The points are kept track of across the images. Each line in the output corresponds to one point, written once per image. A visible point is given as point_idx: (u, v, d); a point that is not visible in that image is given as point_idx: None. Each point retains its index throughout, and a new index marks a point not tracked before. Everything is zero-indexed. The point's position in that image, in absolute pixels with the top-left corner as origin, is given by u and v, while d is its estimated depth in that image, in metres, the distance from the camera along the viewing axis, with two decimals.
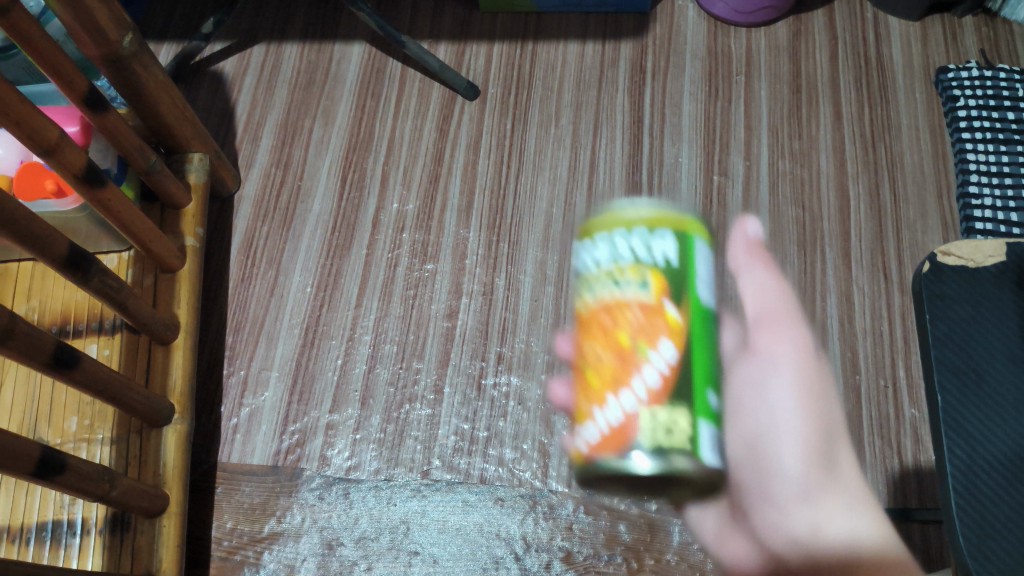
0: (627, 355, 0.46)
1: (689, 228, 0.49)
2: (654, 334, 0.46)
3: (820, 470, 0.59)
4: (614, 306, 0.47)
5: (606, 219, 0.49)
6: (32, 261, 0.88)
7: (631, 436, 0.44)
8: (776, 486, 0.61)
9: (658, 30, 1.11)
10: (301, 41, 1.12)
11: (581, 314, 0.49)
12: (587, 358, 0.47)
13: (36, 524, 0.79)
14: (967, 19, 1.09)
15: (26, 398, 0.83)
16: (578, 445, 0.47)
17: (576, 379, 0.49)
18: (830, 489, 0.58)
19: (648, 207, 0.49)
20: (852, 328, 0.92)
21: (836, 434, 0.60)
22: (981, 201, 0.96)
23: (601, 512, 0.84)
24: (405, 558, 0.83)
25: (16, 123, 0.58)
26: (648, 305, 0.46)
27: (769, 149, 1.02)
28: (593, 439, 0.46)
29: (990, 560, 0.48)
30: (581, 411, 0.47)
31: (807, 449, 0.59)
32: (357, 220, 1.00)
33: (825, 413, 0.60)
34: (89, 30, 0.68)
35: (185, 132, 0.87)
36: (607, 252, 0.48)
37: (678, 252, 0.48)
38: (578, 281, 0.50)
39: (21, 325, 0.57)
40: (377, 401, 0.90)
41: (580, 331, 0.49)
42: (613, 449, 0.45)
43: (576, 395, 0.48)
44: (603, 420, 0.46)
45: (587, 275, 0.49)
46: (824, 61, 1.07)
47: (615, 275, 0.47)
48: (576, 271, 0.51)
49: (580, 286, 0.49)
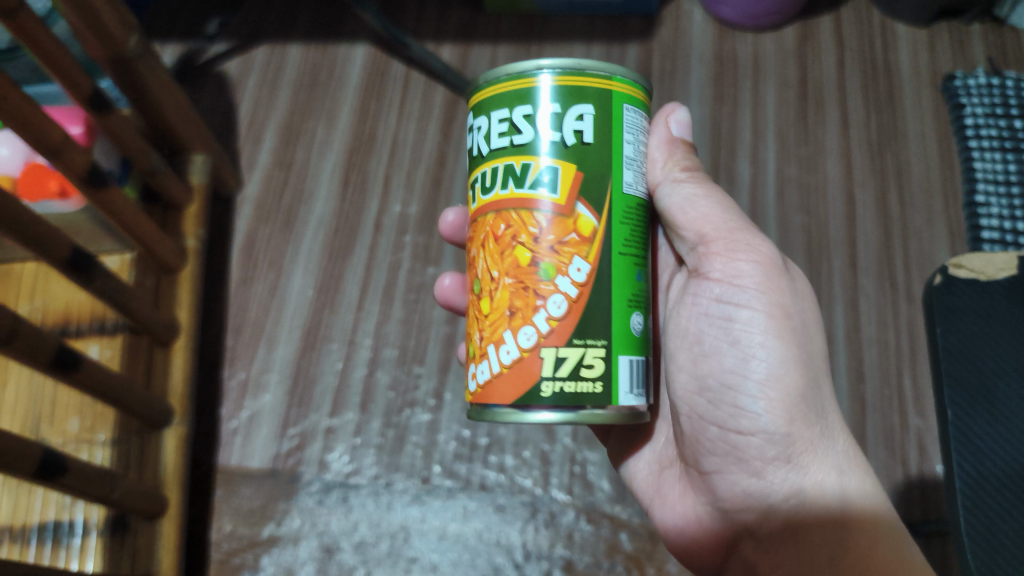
0: (528, 273, 0.51)
1: (613, 94, 0.52)
2: (562, 253, 0.51)
3: (802, 418, 0.57)
4: (514, 218, 0.52)
5: (513, 81, 0.52)
6: (36, 261, 0.87)
7: (526, 366, 0.51)
8: (753, 447, 0.58)
9: (664, 34, 1.10)
10: (305, 42, 1.11)
11: (480, 223, 0.55)
12: (481, 276, 0.54)
13: (37, 526, 0.77)
14: (975, 26, 1.09)
15: (29, 399, 0.81)
16: (470, 363, 0.55)
17: (473, 292, 0.55)
18: (810, 446, 0.57)
19: (560, 65, 0.51)
20: (857, 337, 0.91)
21: (814, 370, 0.58)
22: (988, 211, 0.95)
23: (602, 520, 0.83)
24: (404, 565, 0.83)
25: (22, 126, 0.57)
26: (551, 202, 0.51)
27: (775, 155, 1.01)
28: (483, 379, 0.53)
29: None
30: (473, 327, 0.55)
31: (777, 396, 0.57)
32: (359, 222, 0.99)
33: (799, 358, 0.58)
34: (95, 31, 0.67)
35: (189, 132, 0.87)
36: (504, 124, 0.52)
37: (599, 115, 0.52)
38: (480, 173, 0.54)
39: (24, 326, 0.56)
40: (377, 406, 0.89)
41: (474, 236, 0.56)
42: (517, 394, 0.51)
43: (472, 312, 0.56)
44: (496, 337, 0.52)
45: (504, 147, 0.52)
46: (831, 67, 1.07)
47: (516, 169, 0.52)
48: (479, 127, 0.54)
49: (482, 159, 0.54)
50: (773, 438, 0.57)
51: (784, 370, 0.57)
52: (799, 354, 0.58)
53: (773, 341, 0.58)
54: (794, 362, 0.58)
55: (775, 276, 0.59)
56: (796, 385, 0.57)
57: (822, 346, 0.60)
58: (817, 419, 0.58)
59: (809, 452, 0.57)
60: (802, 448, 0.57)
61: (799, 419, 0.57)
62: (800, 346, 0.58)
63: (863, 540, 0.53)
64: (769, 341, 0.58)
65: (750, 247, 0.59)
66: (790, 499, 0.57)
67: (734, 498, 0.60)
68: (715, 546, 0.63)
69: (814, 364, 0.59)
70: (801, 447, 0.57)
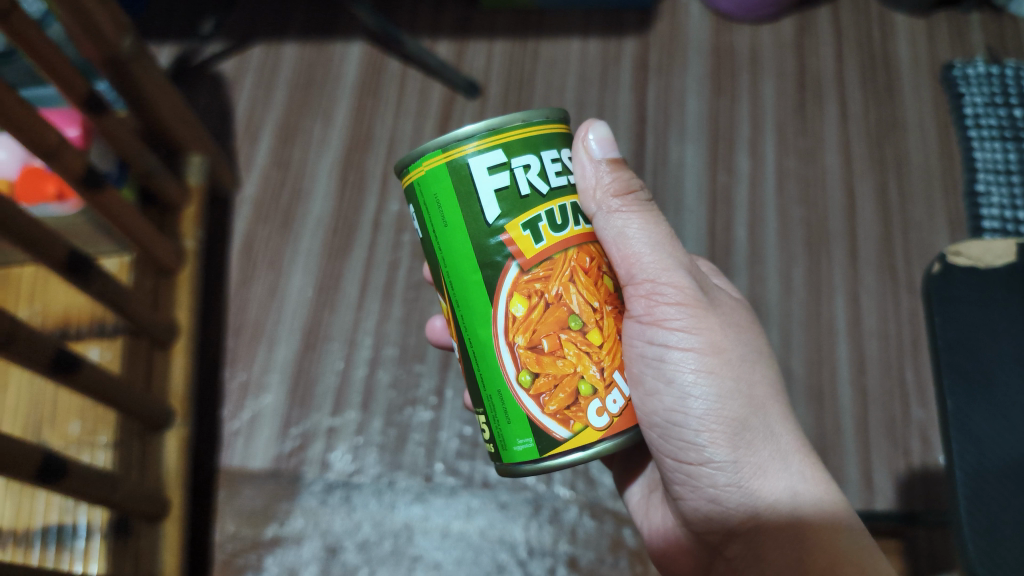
0: (616, 299, 0.53)
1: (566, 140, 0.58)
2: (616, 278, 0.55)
3: (747, 445, 0.55)
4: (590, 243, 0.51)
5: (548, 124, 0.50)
6: (34, 265, 0.87)
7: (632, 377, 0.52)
8: (705, 476, 0.56)
9: (662, 27, 1.09)
10: (300, 41, 1.11)
11: (560, 260, 0.49)
12: (579, 311, 0.49)
13: (40, 529, 0.77)
14: (973, 15, 1.08)
15: (29, 403, 0.81)
16: (588, 405, 0.49)
17: (567, 331, 0.49)
18: (759, 470, 0.54)
19: (498, 122, 0.48)
20: (859, 329, 0.91)
21: (748, 392, 0.56)
22: (989, 200, 0.94)
23: (605, 516, 0.83)
24: (408, 563, 0.82)
25: (18, 130, 0.57)
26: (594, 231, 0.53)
27: (775, 148, 1.01)
28: (619, 405, 0.50)
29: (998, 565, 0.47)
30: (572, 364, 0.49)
31: (719, 426, 0.55)
32: (357, 220, 0.99)
33: (738, 385, 0.56)
34: (89, 33, 0.67)
35: (186, 134, 0.87)
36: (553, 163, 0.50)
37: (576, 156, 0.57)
38: (542, 211, 0.49)
39: (22, 331, 0.56)
40: (378, 405, 0.89)
41: (547, 274, 0.49)
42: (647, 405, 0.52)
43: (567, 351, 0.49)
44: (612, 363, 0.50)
45: (562, 186, 0.51)
46: (830, 58, 1.06)
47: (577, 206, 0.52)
48: (525, 166, 0.49)
49: (540, 199, 0.49)
50: (720, 468, 0.55)
51: (722, 400, 0.55)
52: (738, 381, 0.56)
53: (709, 370, 0.56)
54: (731, 389, 0.56)
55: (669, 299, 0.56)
56: (735, 414, 0.55)
57: (748, 360, 0.57)
58: (766, 441, 0.55)
59: (759, 477, 0.54)
60: (750, 476, 0.55)
61: (743, 446, 0.55)
62: (741, 371, 0.57)
63: (821, 560, 0.50)
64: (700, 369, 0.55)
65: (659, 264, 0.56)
66: (743, 524, 0.55)
67: (700, 521, 0.59)
68: (692, 561, 0.63)
69: (755, 387, 0.57)
70: (749, 474, 0.55)
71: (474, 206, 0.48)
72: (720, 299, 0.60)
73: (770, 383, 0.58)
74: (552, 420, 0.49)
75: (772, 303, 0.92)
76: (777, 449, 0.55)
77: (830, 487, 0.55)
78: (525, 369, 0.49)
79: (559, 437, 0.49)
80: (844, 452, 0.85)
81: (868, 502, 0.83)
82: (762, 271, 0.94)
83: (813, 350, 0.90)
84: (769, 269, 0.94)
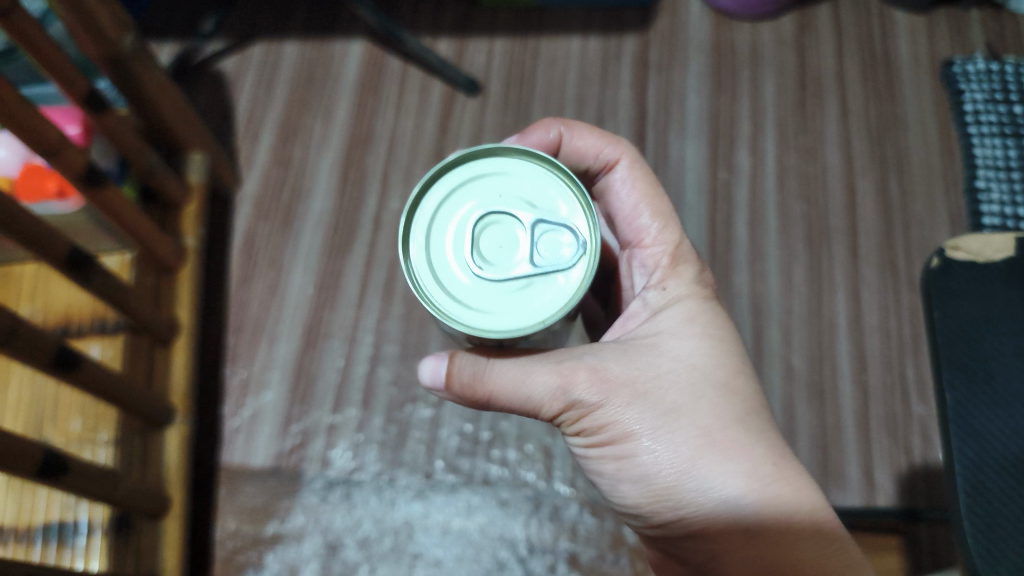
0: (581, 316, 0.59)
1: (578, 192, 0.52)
2: None
3: (689, 504, 0.55)
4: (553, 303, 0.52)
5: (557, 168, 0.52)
6: (35, 263, 0.86)
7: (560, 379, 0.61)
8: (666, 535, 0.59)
9: (662, 24, 1.09)
10: (301, 39, 1.11)
11: None
12: None
13: (41, 527, 0.77)
14: (974, 12, 1.08)
15: (31, 401, 0.81)
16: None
17: None
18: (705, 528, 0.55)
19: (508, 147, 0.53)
20: (860, 327, 0.91)
21: (679, 462, 0.55)
22: (989, 197, 0.94)
23: (606, 513, 0.83)
24: (408, 561, 0.82)
25: (19, 127, 0.57)
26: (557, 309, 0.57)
27: (775, 145, 1.01)
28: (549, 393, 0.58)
29: (997, 559, 0.47)
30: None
31: (653, 497, 0.57)
32: (358, 218, 0.99)
33: (664, 456, 0.56)
34: (90, 31, 0.67)
35: (187, 132, 0.87)
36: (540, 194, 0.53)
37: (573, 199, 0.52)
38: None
39: (24, 326, 0.56)
40: (379, 403, 0.89)
41: None
42: None
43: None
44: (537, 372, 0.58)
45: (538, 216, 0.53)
46: (830, 55, 1.06)
47: None
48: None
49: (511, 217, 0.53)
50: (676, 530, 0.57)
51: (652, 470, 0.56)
52: (659, 455, 0.56)
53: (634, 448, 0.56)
54: (652, 463, 0.56)
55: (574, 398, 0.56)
56: (666, 483, 0.56)
57: (671, 431, 0.56)
58: (704, 496, 0.55)
59: (710, 531, 0.55)
60: (700, 532, 0.55)
61: (683, 507, 0.55)
62: (660, 439, 0.56)
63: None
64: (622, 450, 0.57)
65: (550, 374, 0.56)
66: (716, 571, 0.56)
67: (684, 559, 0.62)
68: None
69: (682, 444, 0.56)
70: (700, 531, 0.55)
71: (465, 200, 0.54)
72: (636, 366, 0.58)
73: (698, 433, 0.56)
74: None
75: (773, 300, 0.92)
76: (720, 503, 0.54)
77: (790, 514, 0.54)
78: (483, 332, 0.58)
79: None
80: (844, 449, 0.85)
81: (869, 499, 0.83)
82: (763, 268, 0.94)
83: (814, 347, 0.90)
84: (769, 266, 0.94)
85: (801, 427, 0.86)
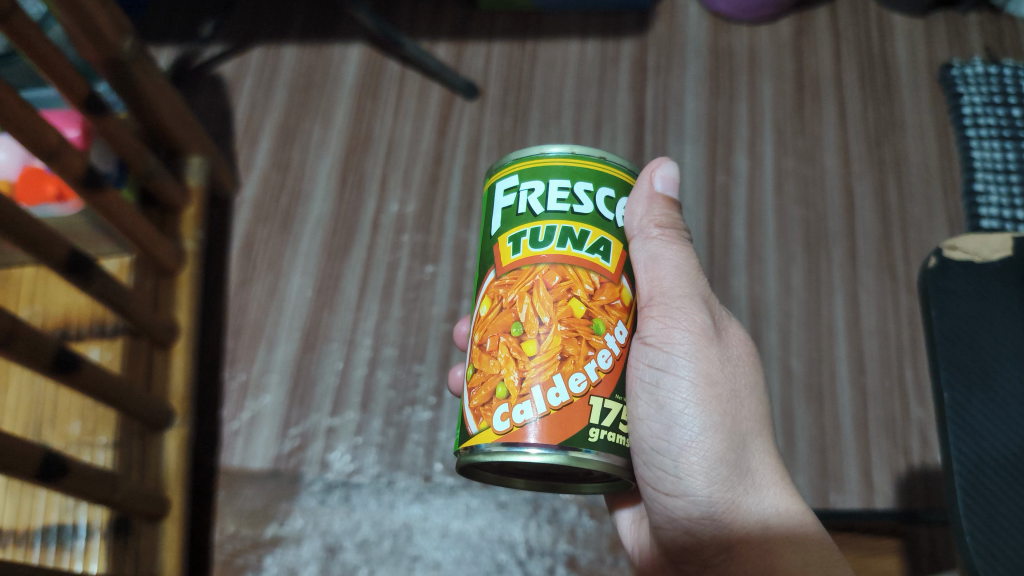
0: (583, 325, 0.52)
1: (607, 176, 0.55)
2: (610, 314, 0.54)
3: (726, 477, 0.56)
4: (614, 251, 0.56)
5: (576, 158, 0.54)
6: (36, 265, 0.87)
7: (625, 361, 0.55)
8: (679, 507, 0.58)
9: (660, 28, 1.10)
10: (300, 43, 1.11)
11: (524, 271, 0.53)
12: (523, 318, 0.53)
13: (40, 529, 0.77)
14: (972, 15, 1.08)
15: (29, 403, 0.81)
16: (498, 406, 0.51)
17: (507, 334, 0.53)
18: (733, 506, 0.56)
19: (528, 153, 0.55)
20: (858, 329, 0.91)
21: (739, 434, 0.57)
22: (988, 199, 0.94)
23: (604, 516, 0.83)
24: (407, 563, 0.82)
25: (19, 130, 0.58)
26: (626, 248, 0.57)
27: (773, 148, 1.01)
28: (517, 419, 0.50)
29: (994, 556, 0.48)
30: (539, 346, 0.52)
31: (698, 462, 0.56)
32: (357, 221, 0.99)
33: (727, 425, 0.57)
34: (89, 35, 0.67)
35: (186, 135, 0.87)
36: (562, 188, 0.53)
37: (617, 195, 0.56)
38: (527, 227, 0.54)
39: (23, 328, 0.56)
40: (378, 405, 0.89)
41: (511, 282, 0.54)
42: (567, 437, 0.50)
43: (542, 339, 0.52)
44: (589, 263, 0.53)
45: (561, 212, 0.53)
46: (827, 58, 1.06)
47: (575, 232, 0.53)
48: (530, 189, 0.54)
49: (532, 219, 0.54)
50: (695, 501, 0.57)
51: (710, 432, 0.56)
52: (722, 421, 0.57)
53: (705, 403, 0.57)
54: (716, 424, 0.57)
55: (699, 337, 0.58)
56: (718, 450, 0.56)
57: (748, 406, 0.59)
58: (742, 471, 0.56)
59: (734, 511, 0.56)
60: (723, 511, 0.56)
61: (720, 481, 0.56)
62: (726, 411, 0.57)
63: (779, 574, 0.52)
64: (698, 401, 0.57)
65: (684, 304, 0.59)
66: (719, 550, 0.57)
67: (676, 549, 0.62)
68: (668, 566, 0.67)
69: (743, 421, 0.58)
70: (723, 508, 0.56)
71: (488, 223, 0.57)
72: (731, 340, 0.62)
73: (759, 420, 0.59)
74: (471, 413, 0.54)
75: (771, 303, 0.92)
76: (758, 489, 0.56)
77: (808, 513, 0.56)
78: (471, 364, 0.55)
79: (472, 432, 0.53)
80: (843, 453, 0.85)
81: (869, 502, 0.83)
82: (760, 271, 0.94)
83: (812, 349, 0.90)
84: (768, 269, 0.94)
85: (800, 430, 0.86)
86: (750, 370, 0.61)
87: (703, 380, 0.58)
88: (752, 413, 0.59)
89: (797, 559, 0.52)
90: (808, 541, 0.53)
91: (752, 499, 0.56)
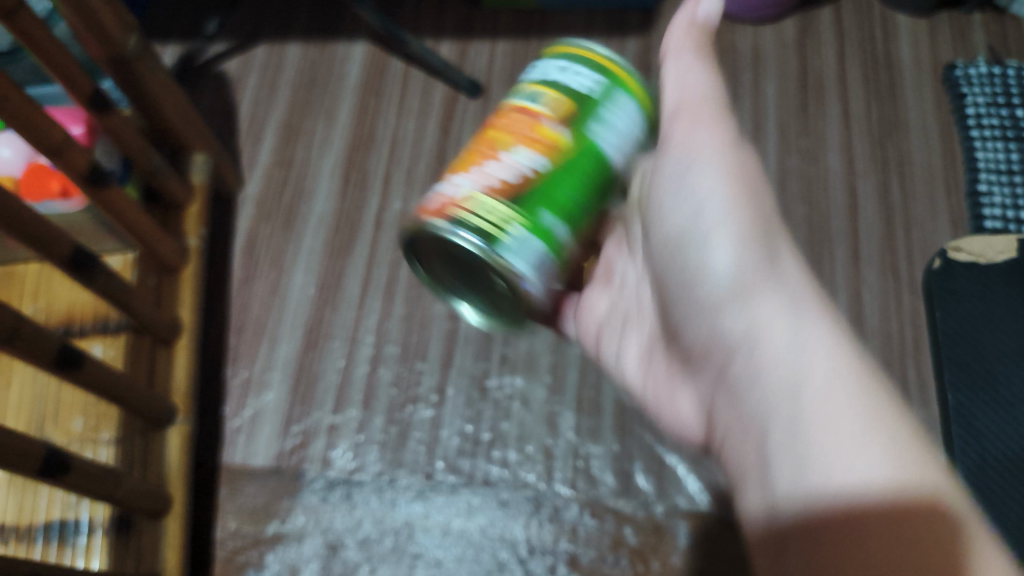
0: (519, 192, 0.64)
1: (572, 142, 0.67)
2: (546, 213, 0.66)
3: (795, 428, 0.52)
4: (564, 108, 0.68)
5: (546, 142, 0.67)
6: (39, 261, 0.87)
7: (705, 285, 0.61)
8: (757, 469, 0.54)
9: (664, 27, 1.10)
10: (303, 41, 1.12)
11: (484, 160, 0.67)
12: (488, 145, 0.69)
13: (42, 525, 0.78)
14: (976, 15, 1.08)
15: (32, 399, 0.82)
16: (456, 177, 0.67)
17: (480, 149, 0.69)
18: (804, 463, 0.50)
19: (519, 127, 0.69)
20: (861, 329, 0.91)
21: (820, 387, 0.52)
22: (991, 200, 0.95)
23: (606, 515, 0.83)
24: (409, 561, 0.83)
25: (23, 127, 0.58)
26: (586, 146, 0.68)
27: (776, 147, 1.01)
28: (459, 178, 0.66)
29: None
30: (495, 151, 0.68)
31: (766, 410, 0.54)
32: (360, 219, 0.99)
33: (814, 371, 0.53)
34: (94, 31, 0.67)
35: (190, 132, 0.87)
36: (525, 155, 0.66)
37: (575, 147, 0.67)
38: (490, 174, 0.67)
39: (26, 325, 0.56)
40: (380, 403, 0.90)
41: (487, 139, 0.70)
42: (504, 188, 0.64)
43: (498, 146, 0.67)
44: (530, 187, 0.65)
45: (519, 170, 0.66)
46: (831, 58, 1.06)
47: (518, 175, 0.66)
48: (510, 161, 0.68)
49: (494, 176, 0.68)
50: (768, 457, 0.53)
51: (777, 373, 0.55)
52: (795, 372, 0.54)
53: (770, 347, 0.56)
54: (783, 370, 0.54)
55: (760, 273, 0.59)
56: (784, 398, 0.53)
57: (836, 361, 0.53)
58: (844, 423, 0.50)
59: (807, 470, 0.50)
60: (798, 472, 0.50)
61: (789, 431, 0.52)
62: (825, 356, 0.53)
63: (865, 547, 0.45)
64: (763, 339, 0.57)
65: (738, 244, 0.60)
66: (796, 526, 0.49)
67: (761, 545, 0.53)
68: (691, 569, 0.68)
69: (821, 376, 0.52)
70: (792, 463, 0.51)
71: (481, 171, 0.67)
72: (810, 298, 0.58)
73: (853, 379, 0.51)
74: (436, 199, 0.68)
75: None
76: (843, 449, 0.48)
77: (909, 485, 0.46)
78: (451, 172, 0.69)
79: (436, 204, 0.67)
80: None
81: None
82: None
83: None
84: None
85: None
86: (836, 330, 0.55)
87: (761, 325, 0.57)
88: (839, 372, 0.52)
89: (874, 523, 0.46)
90: (913, 500, 0.46)
91: (850, 455, 0.48)
